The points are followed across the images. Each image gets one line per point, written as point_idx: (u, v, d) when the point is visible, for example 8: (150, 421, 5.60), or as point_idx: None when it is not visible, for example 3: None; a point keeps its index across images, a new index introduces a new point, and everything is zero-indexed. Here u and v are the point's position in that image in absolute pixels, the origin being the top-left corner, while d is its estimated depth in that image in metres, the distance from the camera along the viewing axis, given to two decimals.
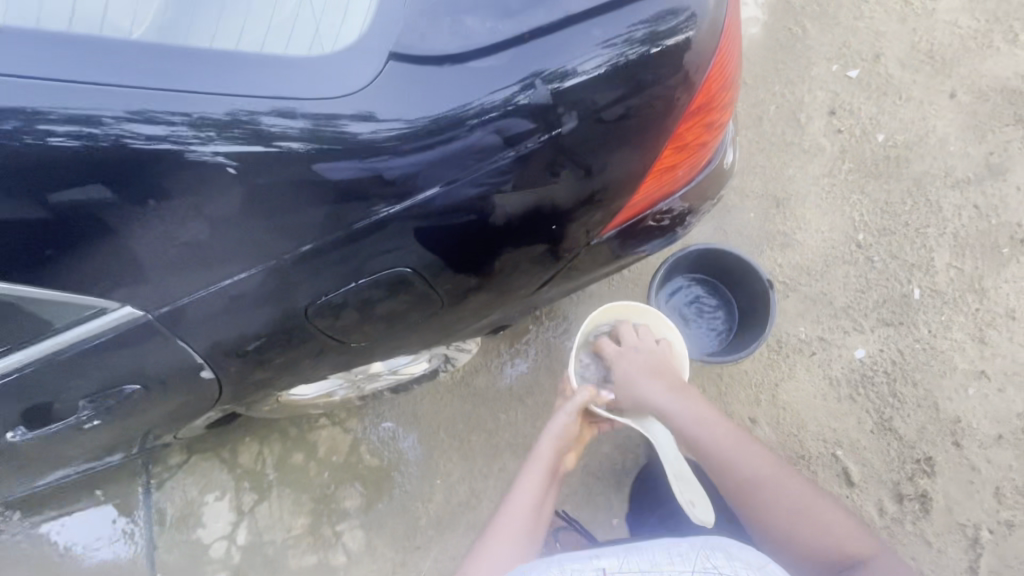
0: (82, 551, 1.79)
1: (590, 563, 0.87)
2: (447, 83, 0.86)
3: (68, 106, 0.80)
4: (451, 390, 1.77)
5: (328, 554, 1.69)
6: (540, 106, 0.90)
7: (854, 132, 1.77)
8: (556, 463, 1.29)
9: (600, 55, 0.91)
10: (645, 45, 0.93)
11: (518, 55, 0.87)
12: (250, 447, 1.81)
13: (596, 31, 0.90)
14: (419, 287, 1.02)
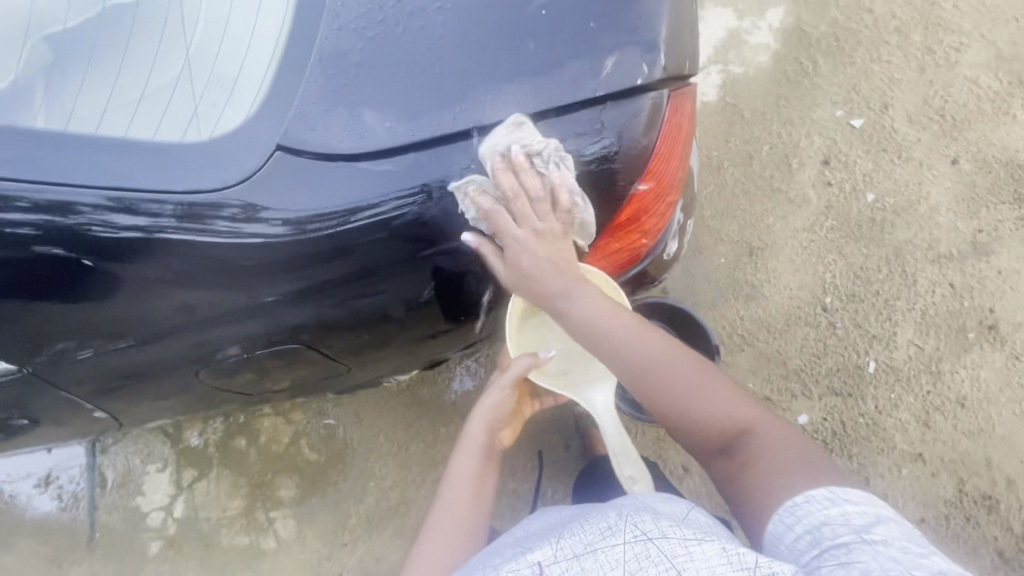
0: (25, 503, 1.86)
1: (521, 558, 0.80)
2: (424, 168, 0.92)
3: (52, 199, 0.87)
4: (396, 397, 1.78)
5: (260, 537, 1.75)
6: (542, 181, 0.96)
7: (843, 188, 1.70)
8: (491, 441, 1.26)
9: (597, 139, 0.97)
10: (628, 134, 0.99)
11: (493, 143, 0.93)
12: (195, 425, 1.84)
13: (590, 117, 0.97)
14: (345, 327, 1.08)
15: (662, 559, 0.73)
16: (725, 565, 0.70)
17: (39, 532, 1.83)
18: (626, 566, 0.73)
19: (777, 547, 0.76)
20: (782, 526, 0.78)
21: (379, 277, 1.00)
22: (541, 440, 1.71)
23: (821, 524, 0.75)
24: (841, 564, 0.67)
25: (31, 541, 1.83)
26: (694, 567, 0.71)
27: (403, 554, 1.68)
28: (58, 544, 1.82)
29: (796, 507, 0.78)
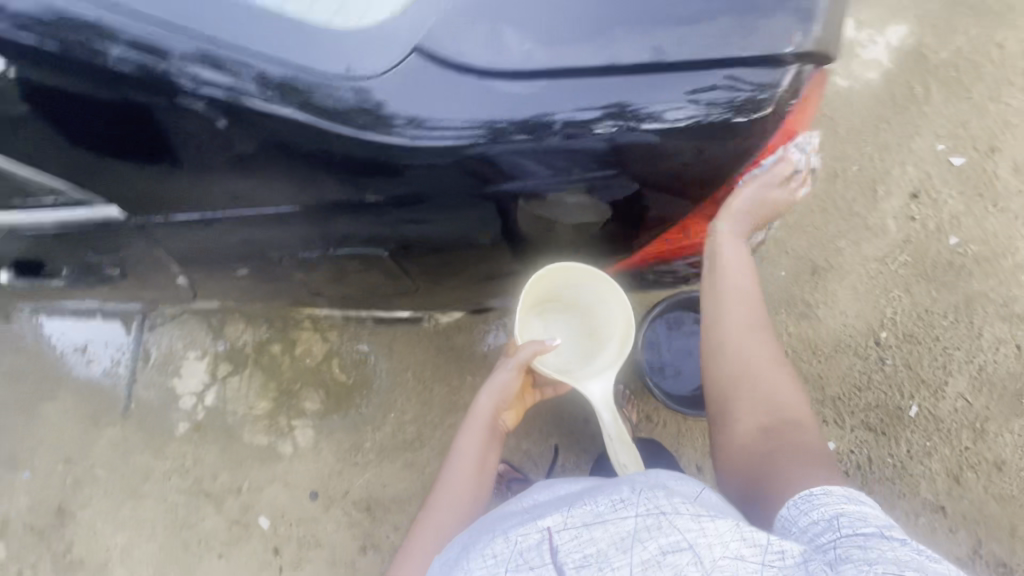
0: (73, 361, 1.98)
1: (533, 524, 0.80)
2: (511, 100, 0.89)
3: (141, 33, 0.88)
4: (431, 338, 1.82)
5: (279, 440, 1.84)
6: (615, 139, 0.91)
7: (927, 225, 1.63)
8: (496, 419, 1.30)
9: (690, 106, 0.90)
10: (732, 110, 0.91)
11: (586, 88, 0.89)
12: (237, 324, 1.92)
13: (689, 82, 0.90)
14: (414, 250, 1.14)
15: (674, 532, 0.71)
16: (737, 543, 0.68)
17: (81, 390, 1.96)
18: (637, 539, 0.72)
19: (790, 530, 0.78)
20: (797, 511, 0.80)
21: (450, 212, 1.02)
22: (561, 409, 1.74)
23: (836, 514, 0.75)
24: (857, 548, 0.68)
25: (72, 397, 1.96)
26: (707, 543, 0.68)
27: (409, 486, 1.75)
28: (95, 404, 1.95)
29: (813, 497, 0.81)
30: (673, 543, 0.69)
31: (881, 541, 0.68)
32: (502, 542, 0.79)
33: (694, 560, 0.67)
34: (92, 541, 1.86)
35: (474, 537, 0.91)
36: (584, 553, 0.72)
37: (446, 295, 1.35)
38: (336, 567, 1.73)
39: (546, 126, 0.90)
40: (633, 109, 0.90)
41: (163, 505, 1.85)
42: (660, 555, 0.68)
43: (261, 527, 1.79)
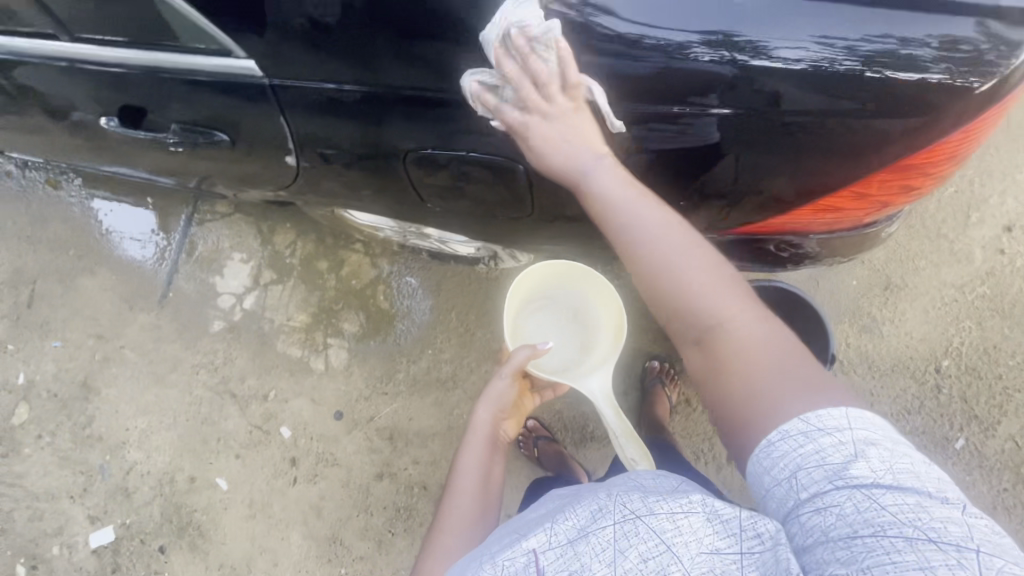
0: (118, 240, 1.96)
1: (516, 545, 0.65)
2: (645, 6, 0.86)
3: None
4: (481, 283, 1.78)
5: (312, 356, 1.82)
6: (718, 72, 0.86)
7: (1014, 260, 1.57)
8: (497, 431, 1.22)
9: (811, 49, 0.84)
10: (863, 64, 0.84)
11: (704, 9, 0.85)
12: (287, 234, 1.88)
13: (818, 25, 0.84)
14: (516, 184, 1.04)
15: (653, 536, 0.59)
16: (712, 536, 0.57)
17: (122, 271, 1.94)
18: (620, 550, 0.59)
19: (759, 493, 0.65)
20: (759, 465, 0.66)
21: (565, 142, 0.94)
22: None
23: (798, 468, 0.62)
24: (817, 512, 0.58)
25: (112, 276, 1.94)
26: (683, 540, 0.58)
27: (434, 424, 1.74)
28: (134, 288, 1.93)
29: (772, 447, 0.65)
30: (654, 551, 0.58)
31: (841, 497, 0.58)
32: (485, 569, 0.64)
33: (681, 563, 0.56)
34: (112, 419, 1.87)
35: (460, 566, 0.73)
36: (569, 574, 0.58)
37: (522, 237, 1.26)
38: (349, 488, 1.74)
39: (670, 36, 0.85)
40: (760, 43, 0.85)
41: (187, 398, 1.86)
42: (643, 563, 0.57)
43: (281, 436, 1.79)
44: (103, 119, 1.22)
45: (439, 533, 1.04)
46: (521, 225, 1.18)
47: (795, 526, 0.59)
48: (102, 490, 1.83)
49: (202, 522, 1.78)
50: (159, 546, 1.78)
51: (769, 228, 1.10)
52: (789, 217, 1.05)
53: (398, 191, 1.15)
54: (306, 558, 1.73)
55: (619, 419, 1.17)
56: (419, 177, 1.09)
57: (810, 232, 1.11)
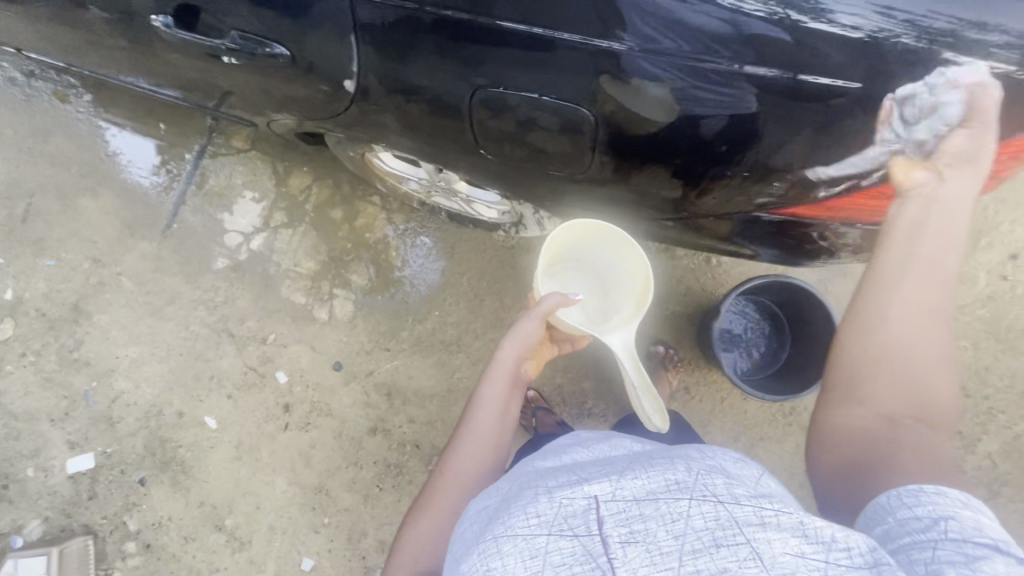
0: (125, 163, 1.90)
1: (578, 487, 0.66)
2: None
3: None
4: (496, 250, 1.77)
5: (316, 304, 1.79)
6: (778, 34, 0.92)
7: (1016, 287, 1.62)
8: (518, 372, 1.21)
9: (868, 20, 0.91)
10: (920, 38, 0.90)
11: None
12: (303, 178, 1.84)
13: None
14: (580, 137, 1.04)
15: (732, 523, 0.57)
16: (798, 540, 0.55)
17: (126, 195, 1.88)
18: (691, 525, 0.58)
19: (881, 523, 0.64)
20: (897, 502, 0.66)
21: (624, 94, 0.97)
22: (604, 357, 1.73)
23: (946, 514, 0.60)
24: (956, 552, 0.55)
25: (116, 199, 1.88)
26: (767, 537, 0.56)
27: (434, 385, 1.74)
28: (138, 214, 1.87)
29: (923, 494, 0.65)
30: (729, 539, 0.56)
31: (989, 554, 0.54)
32: (545, 500, 0.65)
33: (759, 560, 0.54)
34: (102, 346, 1.82)
35: (507, 501, 0.75)
36: (630, 528, 0.59)
37: (564, 200, 1.26)
38: (341, 439, 1.73)
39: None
40: (820, 8, 0.91)
41: (183, 333, 1.81)
42: (713, 547, 0.55)
43: (277, 381, 1.77)
44: (156, 17, 1.16)
45: (455, 462, 1.08)
46: (569, 186, 1.18)
47: (914, 553, 0.57)
48: (84, 417, 1.79)
49: (186, 459, 1.76)
50: (139, 478, 1.75)
51: (817, 212, 1.09)
52: (846, 204, 1.05)
53: (444, 136, 1.13)
54: (290, 505, 1.72)
55: (639, 373, 1.17)
56: (477, 122, 1.08)
57: (855, 223, 1.11)
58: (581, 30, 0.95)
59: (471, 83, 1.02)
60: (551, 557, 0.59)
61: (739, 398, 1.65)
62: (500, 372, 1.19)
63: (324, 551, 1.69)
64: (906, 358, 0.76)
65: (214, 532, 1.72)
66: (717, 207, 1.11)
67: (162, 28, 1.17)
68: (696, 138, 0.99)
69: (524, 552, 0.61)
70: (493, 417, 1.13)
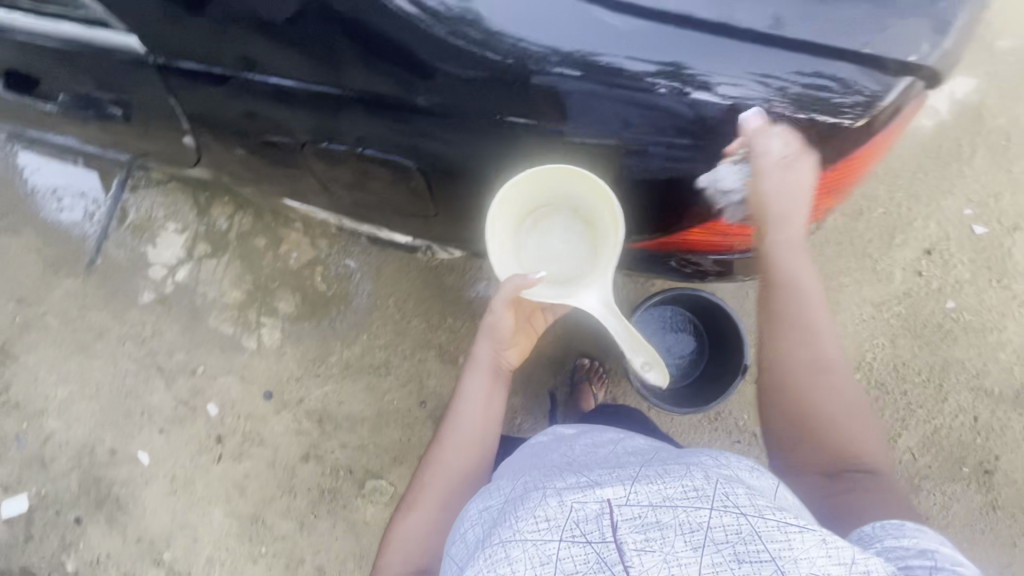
0: (44, 200, 1.87)
1: (590, 491, 0.62)
2: (571, 32, 0.82)
3: None
4: (420, 271, 1.76)
5: (243, 334, 1.79)
6: (635, 100, 0.83)
7: (931, 283, 1.64)
8: (499, 363, 1.10)
9: (743, 85, 0.81)
10: (792, 105, 0.81)
11: (637, 37, 0.82)
12: (225, 207, 1.82)
13: (753, 62, 0.81)
14: (414, 180, 1.08)
15: (754, 537, 0.53)
16: (825, 560, 0.51)
17: (46, 233, 1.86)
18: (712, 537, 0.54)
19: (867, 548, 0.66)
20: (882, 531, 0.68)
21: (456, 148, 0.95)
22: (533, 372, 1.71)
23: (930, 546, 0.62)
24: None
25: (36, 238, 1.85)
26: (794, 556, 0.51)
27: (365, 409, 1.74)
28: (58, 252, 1.85)
29: (902, 525, 0.68)
30: (754, 555, 0.52)
31: None
32: (554, 504, 0.62)
33: None
34: (30, 387, 1.81)
35: (524, 493, 0.73)
36: (647, 536, 0.55)
37: (440, 232, 1.28)
38: (274, 468, 1.73)
39: (599, 67, 0.82)
40: (694, 74, 0.82)
41: (111, 369, 1.80)
42: (734, 562, 0.51)
43: (208, 413, 1.76)
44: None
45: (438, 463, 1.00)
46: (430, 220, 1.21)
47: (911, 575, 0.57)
48: (17, 459, 1.78)
49: (121, 496, 1.75)
50: (75, 517, 1.75)
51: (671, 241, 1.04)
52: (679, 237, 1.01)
53: None
54: (227, 536, 1.72)
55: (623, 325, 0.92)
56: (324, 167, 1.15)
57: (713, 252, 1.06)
58: (416, 95, 0.90)
59: (311, 132, 1.05)
60: (563, 565, 0.55)
61: None
62: (479, 366, 1.09)
63: None
64: (826, 429, 0.84)
65: (153, 567, 1.73)
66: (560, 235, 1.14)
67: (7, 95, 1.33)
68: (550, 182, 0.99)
69: (534, 559, 0.57)
70: (473, 415, 1.05)
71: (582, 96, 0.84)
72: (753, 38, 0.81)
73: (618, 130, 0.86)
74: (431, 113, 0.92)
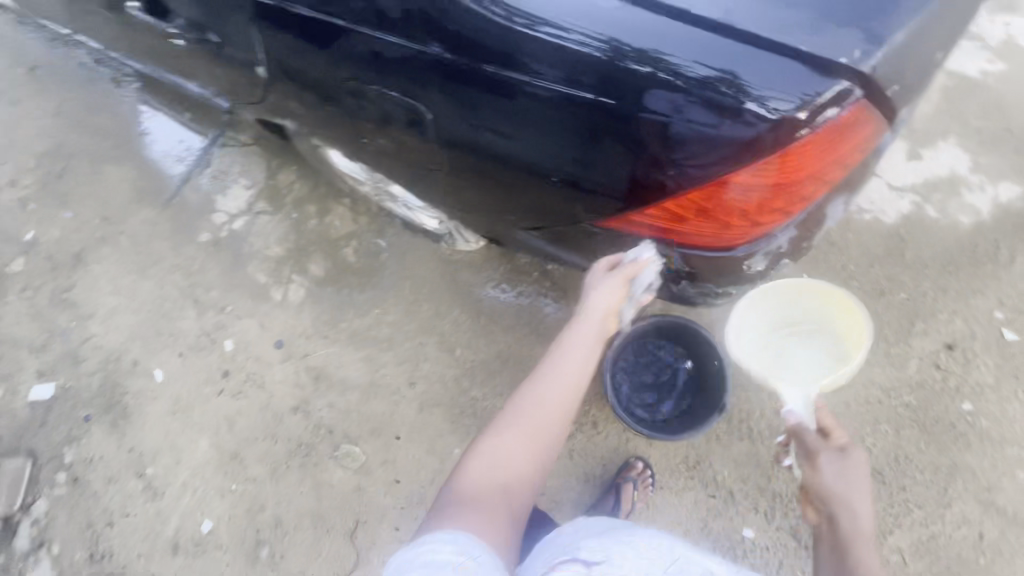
0: (149, 142, 2.20)
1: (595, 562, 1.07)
2: (601, 16, 0.88)
3: None
4: (439, 262, 1.89)
5: (274, 286, 1.96)
6: (574, 62, 0.89)
7: (949, 379, 1.56)
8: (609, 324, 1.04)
9: (685, 66, 0.83)
10: (724, 79, 0.82)
11: (596, 9, 0.88)
12: (290, 175, 2.06)
13: (700, 46, 0.83)
14: (387, 133, 1.22)
15: None
16: None
17: (144, 168, 2.16)
18: None
19: None
20: None
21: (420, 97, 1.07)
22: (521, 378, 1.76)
23: None
24: None
25: (134, 170, 2.17)
26: None
27: (359, 377, 1.83)
28: (148, 186, 2.14)
29: None
30: None
31: None
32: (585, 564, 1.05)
33: None
34: (91, 290, 2.05)
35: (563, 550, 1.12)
36: None
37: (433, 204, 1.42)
38: (265, 412, 1.84)
39: (629, 51, 0.86)
40: (743, 85, 0.81)
41: (157, 291, 2.01)
42: None
43: (224, 348, 1.92)
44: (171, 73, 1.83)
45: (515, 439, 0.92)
46: (414, 186, 1.35)
47: None
48: (58, 350, 1.99)
49: (129, 405, 1.91)
50: (85, 415, 1.92)
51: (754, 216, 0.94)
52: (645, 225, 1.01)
53: (337, 125, 1.27)
54: (205, 466, 1.82)
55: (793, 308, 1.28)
56: (323, 114, 1.27)
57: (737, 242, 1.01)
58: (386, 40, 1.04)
59: (326, 86, 1.19)
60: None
61: (645, 443, 1.64)
62: (591, 320, 1.03)
63: (225, 515, 1.76)
64: None
65: (134, 479, 1.85)
66: (506, 219, 1.25)
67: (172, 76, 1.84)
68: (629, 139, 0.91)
69: None
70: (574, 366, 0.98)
71: (523, 50, 0.93)
72: (782, 51, 0.81)
73: (536, 85, 0.94)
74: (409, 53, 1.03)
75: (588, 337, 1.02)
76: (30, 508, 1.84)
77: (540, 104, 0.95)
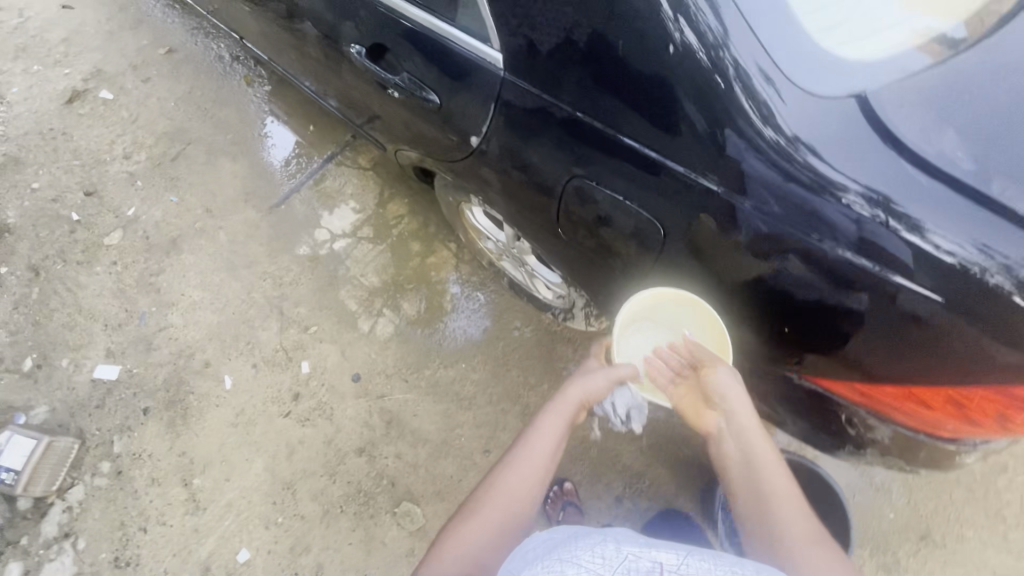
0: (268, 145, 2.21)
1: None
2: (873, 170, 0.84)
3: None
4: (538, 330, 1.83)
5: (363, 316, 1.91)
6: (829, 213, 0.85)
7: None
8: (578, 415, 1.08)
9: (960, 244, 0.80)
10: (1002, 269, 0.79)
11: (867, 163, 0.84)
12: (400, 208, 2.05)
13: (977, 227, 0.80)
14: (561, 214, 1.18)
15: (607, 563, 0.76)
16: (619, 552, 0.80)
17: (258, 169, 2.17)
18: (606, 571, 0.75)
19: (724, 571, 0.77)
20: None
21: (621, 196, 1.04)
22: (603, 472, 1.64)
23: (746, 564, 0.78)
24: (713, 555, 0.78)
25: (247, 169, 2.17)
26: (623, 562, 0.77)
27: (433, 431, 1.75)
28: (258, 187, 2.14)
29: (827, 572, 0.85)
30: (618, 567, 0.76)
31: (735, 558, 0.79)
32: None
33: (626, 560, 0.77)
34: (178, 278, 2.02)
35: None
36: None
37: (576, 283, 1.38)
38: (329, 446, 1.76)
39: (914, 223, 0.81)
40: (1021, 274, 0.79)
41: (244, 295, 1.98)
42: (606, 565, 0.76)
43: (299, 369, 1.86)
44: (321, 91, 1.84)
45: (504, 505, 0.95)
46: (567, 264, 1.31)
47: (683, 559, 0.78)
48: (133, 332, 1.95)
49: (191, 407, 1.84)
50: (144, 407, 1.85)
51: (979, 423, 0.90)
52: (877, 387, 0.94)
53: (513, 193, 1.26)
54: (254, 489, 1.73)
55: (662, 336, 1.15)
56: (502, 177, 1.26)
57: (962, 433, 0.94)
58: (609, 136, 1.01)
59: (518, 155, 1.18)
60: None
61: None
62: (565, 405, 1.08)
63: (264, 549, 1.67)
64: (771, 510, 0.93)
65: (178, 486, 1.76)
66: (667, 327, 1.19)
67: (321, 95, 1.86)
68: (879, 298, 0.85)
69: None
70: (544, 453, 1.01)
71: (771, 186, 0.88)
72: None
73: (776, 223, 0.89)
74: (629, 152, 0.99)
75: (558, 424, 1.05)
76: (67, 493, 1.76)
77: (781, 237, 0.89)
